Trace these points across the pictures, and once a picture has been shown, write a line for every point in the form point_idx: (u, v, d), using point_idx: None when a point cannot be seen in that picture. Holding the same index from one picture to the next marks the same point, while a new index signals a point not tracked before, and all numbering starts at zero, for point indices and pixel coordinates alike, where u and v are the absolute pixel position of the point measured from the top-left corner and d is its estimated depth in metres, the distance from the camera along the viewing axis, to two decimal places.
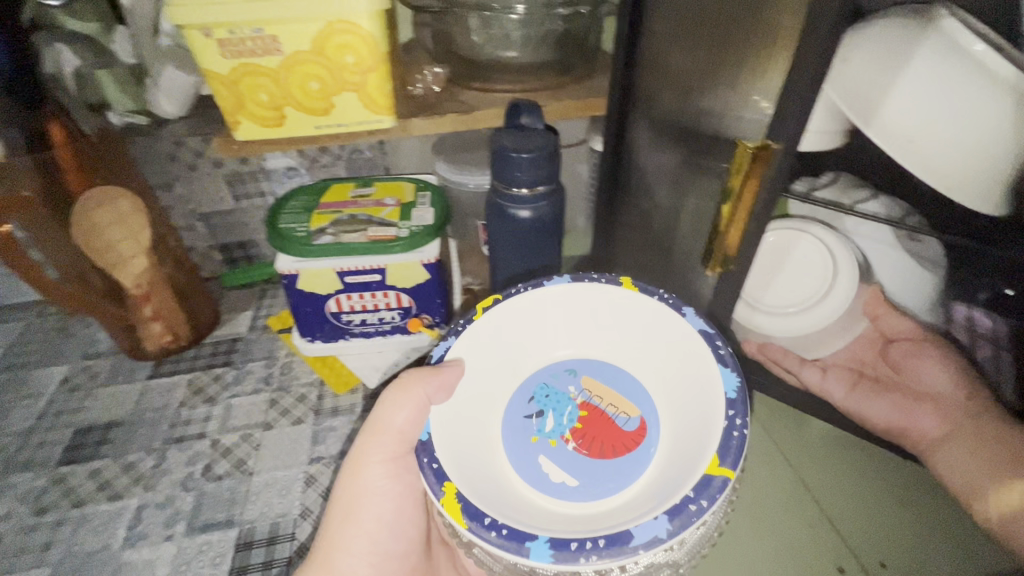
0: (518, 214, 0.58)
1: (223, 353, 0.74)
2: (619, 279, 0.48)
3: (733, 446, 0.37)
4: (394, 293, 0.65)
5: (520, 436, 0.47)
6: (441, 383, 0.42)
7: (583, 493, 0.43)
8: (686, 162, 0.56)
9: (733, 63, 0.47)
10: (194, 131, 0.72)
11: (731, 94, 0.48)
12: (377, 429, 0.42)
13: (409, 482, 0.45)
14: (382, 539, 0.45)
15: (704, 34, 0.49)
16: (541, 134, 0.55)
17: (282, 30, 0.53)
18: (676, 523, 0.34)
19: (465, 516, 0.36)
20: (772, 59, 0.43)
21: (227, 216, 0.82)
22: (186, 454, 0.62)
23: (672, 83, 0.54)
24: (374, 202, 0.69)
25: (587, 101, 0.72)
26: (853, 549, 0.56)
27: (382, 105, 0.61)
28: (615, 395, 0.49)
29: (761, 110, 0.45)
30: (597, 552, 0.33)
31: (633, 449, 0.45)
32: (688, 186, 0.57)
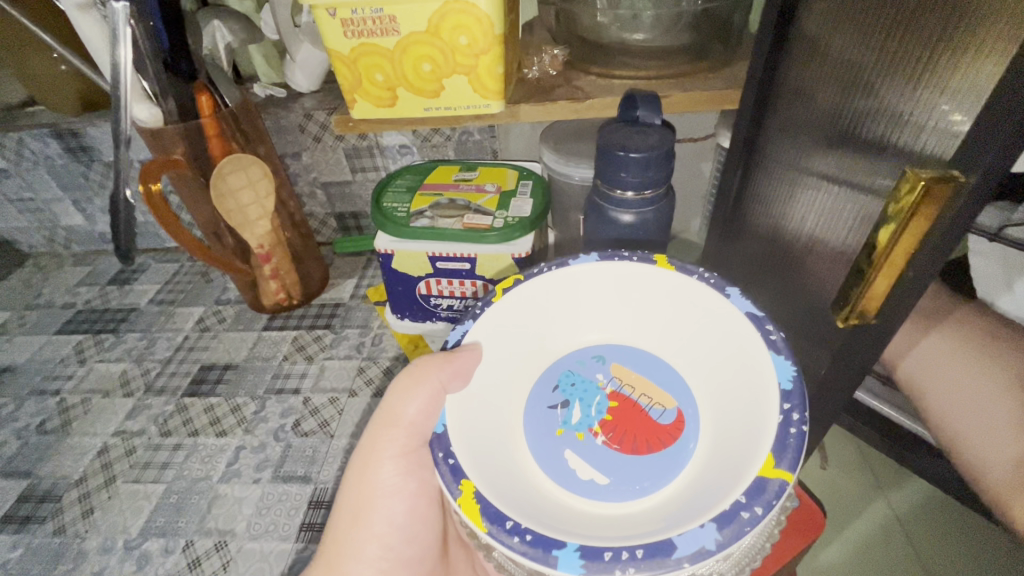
0: (619, 218, 0.53)
1: (325, 316, 0.80)
2: (652, 258, 0.44)
3: (790, 445, 0.33)
4: (482, 283, 0.64)
5: (542, 427, 0.42)
6: (456, 370, 0.38)
7: (616, 492, 0.38)
8: (830, 175, 0.47)
9: (916, 58, 0.37)
10: (322, 105, 0.77)
11: (903, 98, 0.39)
12: (388, 423, 0.40)
13: (423, 479, 0.43)
14: (393, 539, 0.43)
15: (881, 19, 0.39)
16: (657, 132, 0.49)
17: (400, 11, 0.53)
18: (726, 532, 0.30)
19: (485, 519, 0.32)
20: (972, 53, 0.33)
21: (344, 187, 0.87)
22: (281, 406, 0.67)
23: (828, 76, 0.45)
24: (475, 187, 0.68)
25: (722, 93, 0.63)
26: None
27: (491, 90, 0.59)
28: (649, 385, 0.44)
29: (947, 127, 0.35)
30: (634, 563, 0.30)
31: (669, 446, 0.40)
32: (826, 204, 0.48)
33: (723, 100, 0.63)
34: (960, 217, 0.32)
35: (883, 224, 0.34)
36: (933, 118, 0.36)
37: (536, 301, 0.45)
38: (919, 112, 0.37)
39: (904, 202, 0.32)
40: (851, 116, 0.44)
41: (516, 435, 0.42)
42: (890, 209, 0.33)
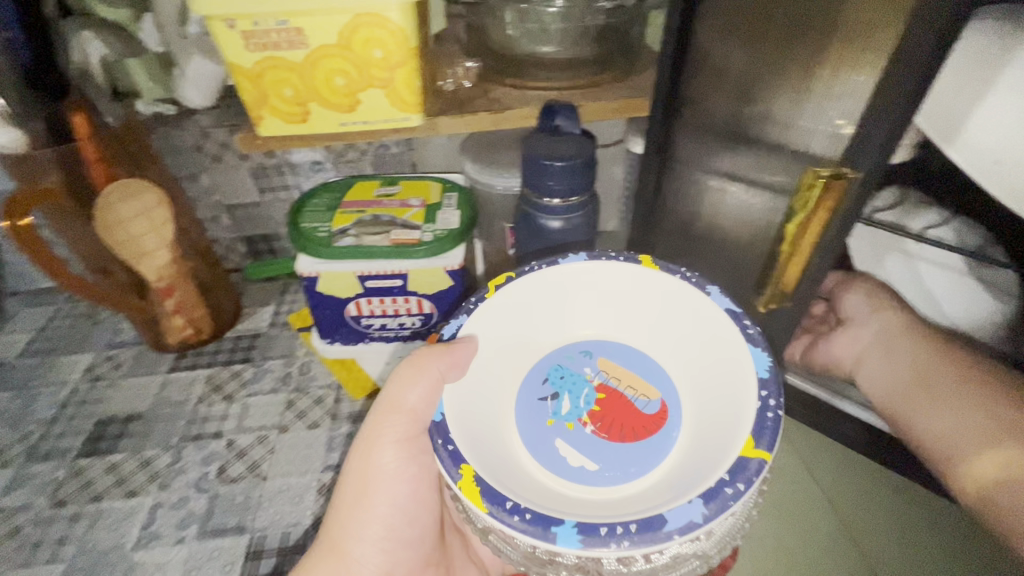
0: (548, 225, 0.54)
1: (243, 349, 0.74)
2: (638, 258, 0.44)
3: (768, 429, 0.34)
4: (415, 299, 0.63)
5: (532, 420, 0.42)
6: (454, 360, 0.38)
7: (605, 478, 0.39)
8: (737, 175, 0.54)
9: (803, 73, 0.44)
10: (220, 122, 0.72)
11: (789, 107, 0.46)
12: (390, 408, 0.40)
13: (425, 464, 0.43)
14: (395, 521, 0.43)
15: (772, 42, 0.45)
16: (579, 140, 0.51)
17: (307, 23, 0.51)
18: (712, 507, 0.32)
19: (486, 501, 0.32)
20: (842, 62, 0.41)
21: (252, 209, 0.81)
22: (202, 453, 0.61)
23: (722, 87, 0.50)
24: (399, 202, 0.66)
25: (630, 101, 0.68)
26: (871, 563, 0.58)
27: (410, 103, 0.58)
28: (634, 376, 0.44)
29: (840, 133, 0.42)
30: (629, 537, 0.31)
31: (655, 433, 0.41)
32: (740, 195, 0.55)
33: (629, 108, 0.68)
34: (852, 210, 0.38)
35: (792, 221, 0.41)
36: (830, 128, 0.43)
37: (523, 299, 0.44)
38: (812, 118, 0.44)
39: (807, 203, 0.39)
40: (758, 124, 0.49)
41: (507, 430, 0.41)
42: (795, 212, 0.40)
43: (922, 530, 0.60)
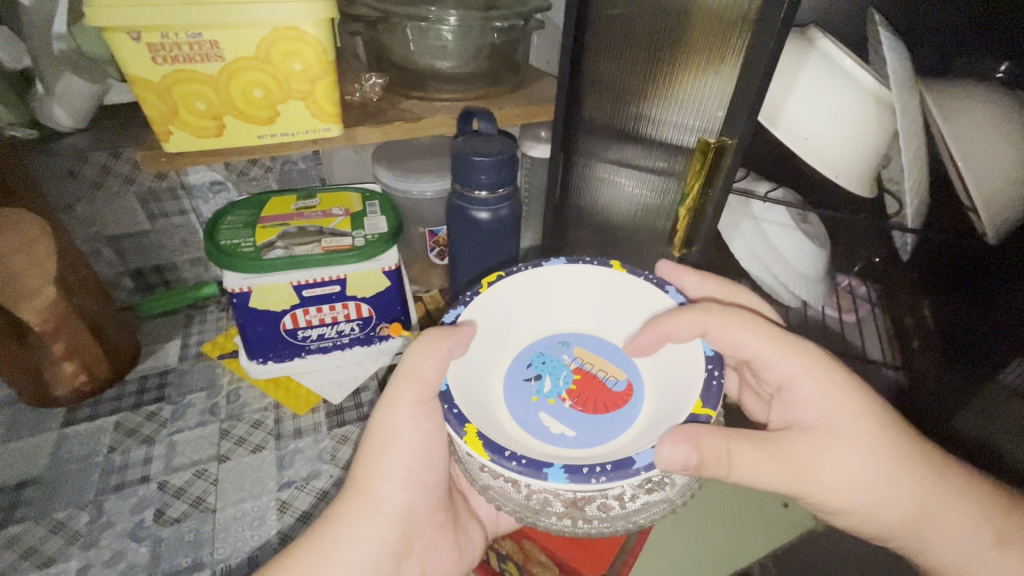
0: (478, 216, 0.60)
1: (153, 388, 0.67)
2: (609, 262, 0.50)
3: (715, 390, 0.40)
4: (354, 303, 0.64)
5: (520, 395, 0.47)
6: (459, 340, 0.43)
7: (581, 442, 0.44)
8: (626, 164, 0.64)
9: (659, 75, 0.55)
10: (99, 145, 0.66)
11: (662, 107, 0.57)
12: (406, 376, 0.44)
13: (438, 422, 0.46)
14: (415, 466, 0.47)
15: (635, 54, 0.56)
16: (499, 139, 0.58)
17: (222, 36, 0.51)
18: (672, 448, 0.36)
19: (488, 450, 0.37)
20: (693, 70, 0.52)
21: (141, 238, 0.75)
22: (129, 502, 0.55)
23: (608, 93, 0.61)
24: (322, 212, 0.67)
25: (527, 109, 0.77)
26: None
27: (330, 114, 0.59)
28: (604, 361, 0.50)
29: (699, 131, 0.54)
30: (605, 473, 0.36)
31: (622, 406, 0.46)
32: (628, 181, 0.65)
33: (526, 115, 0.77)
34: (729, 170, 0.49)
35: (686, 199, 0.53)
36: (690, 125, 0.55)
37: (513, 294, 0.50)
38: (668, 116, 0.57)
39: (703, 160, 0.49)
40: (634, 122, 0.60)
41: (500, 412, 0.45)
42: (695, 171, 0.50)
43: None
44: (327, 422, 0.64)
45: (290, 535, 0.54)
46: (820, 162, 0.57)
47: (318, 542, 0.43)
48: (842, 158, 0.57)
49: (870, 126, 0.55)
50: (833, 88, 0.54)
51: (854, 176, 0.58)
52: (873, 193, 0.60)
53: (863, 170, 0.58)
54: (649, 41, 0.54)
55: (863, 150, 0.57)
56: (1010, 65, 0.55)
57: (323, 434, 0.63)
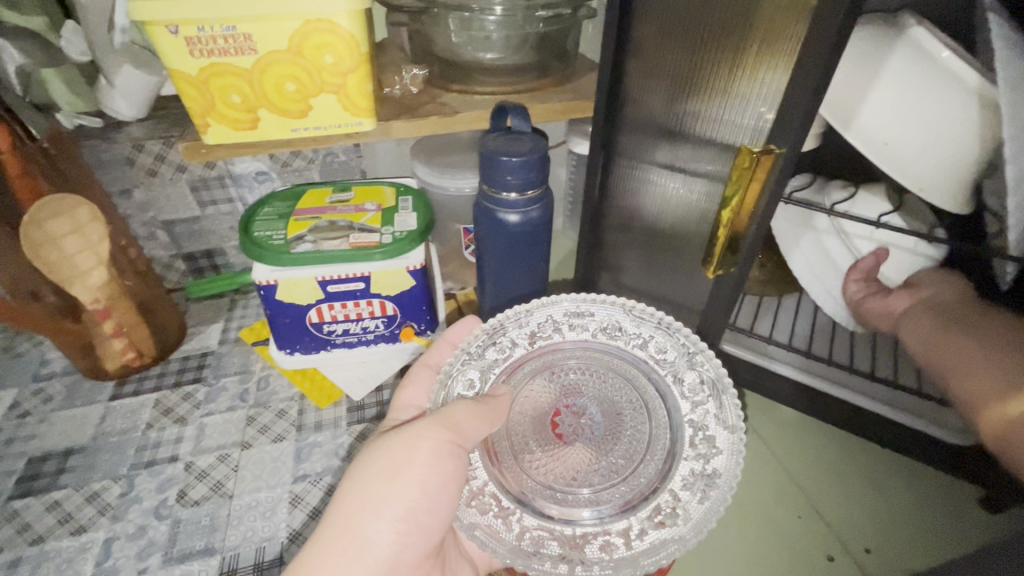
0: (505, 219, 0.56)
1: (192, 369, 0.70)
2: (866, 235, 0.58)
3: None
4: (378, 302, 0.63)
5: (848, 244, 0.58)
6: (497, 407, 0.44)
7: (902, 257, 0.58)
8: (677, 166, 0.56)
9: (721, 66, 0.47)
10: (155, 134, 0.69)
11: (701, 104, 0.50)
12: (435, 421, 0.41)
13: (450, 473, 0.41)
14: (417, 508, 0.41)
15: (678, 46, 0.50)
16: (531, 138, 0.55)
17: (255, 30, 0.51)
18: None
19: None
20: (738, 70, 0.46)
21: (192, 223, 0.78)
22: (158, 480, 0.58)
23: (655, 88, 0.54)
24: (354, 206, 0.67)
25: (572, 103, 0.72)
26: (839, 536, 0.55)
27: (361, 107, 0.58)
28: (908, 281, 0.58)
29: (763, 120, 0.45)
30: None
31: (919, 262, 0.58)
32: (676, 185, 0.57)
33: (572, 110, 0.72)
34: (780, 178, 0.43)
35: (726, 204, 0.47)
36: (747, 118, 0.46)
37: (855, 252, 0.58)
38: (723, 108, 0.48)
39: (743, 173, 0.44)
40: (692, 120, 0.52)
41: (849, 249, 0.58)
42: (735, 180, 0.45)
43: (872, 486, 0.59)
44: (346, 418, 0.64)
45: (298, 530, 0.54)
46: (902, 172, 0.50)
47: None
48: (930, 167, 0.49)
49: (974, 130, 0.46)
50: (926, 89, 0.46)
51: (945, 189, 0.49)
52: (966, 208, 0.51)
53: (956, 183, 0.49)
54: (690, 33, 0.48)
55: (955, 158, 0.47)
56: None
57: (341, 430, 0.63)
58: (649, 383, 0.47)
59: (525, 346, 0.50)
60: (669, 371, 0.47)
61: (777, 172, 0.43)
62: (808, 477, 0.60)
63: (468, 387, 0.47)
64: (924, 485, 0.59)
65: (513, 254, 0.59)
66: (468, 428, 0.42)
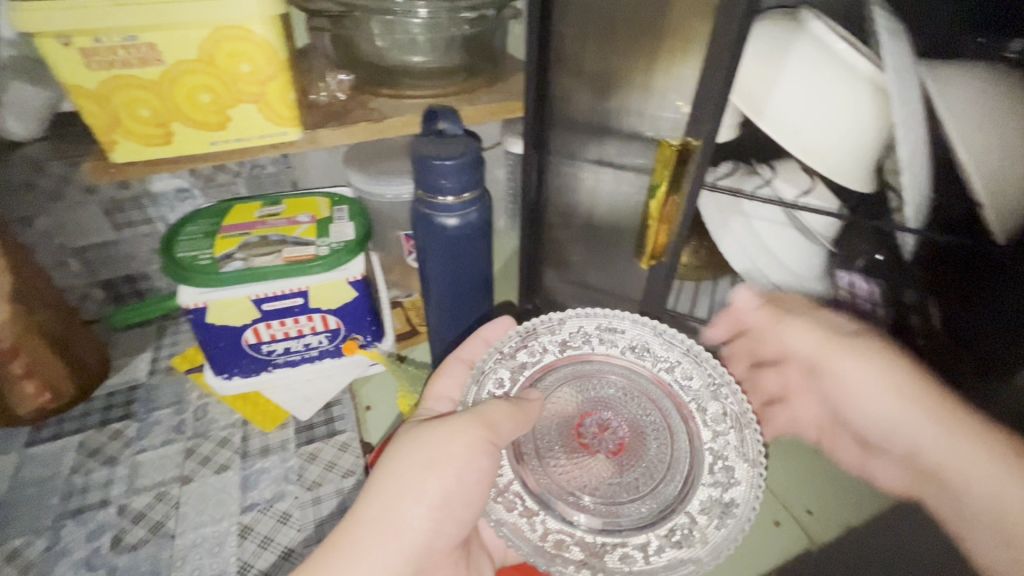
0: (444, 223, 0.56)
1: (120, 405, 0.65)
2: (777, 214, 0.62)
3: None
4: (320, 316, 0.61)
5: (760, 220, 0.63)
6: (530, 410, 0.44)
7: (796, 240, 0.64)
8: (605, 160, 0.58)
9: (646, 63, 0.50)
10: (56, 155, 0.63)
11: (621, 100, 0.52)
12: (473, 417, 0.42)
13: (485, 468, 0.41)
14: (451, 499, 0.41)
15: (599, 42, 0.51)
16: (463, 139, 0.54)
17: (160, 38, 0.48)
18: None
19: None
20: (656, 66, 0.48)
21: (109, 248, 0.72)
22: (88, 528, 0.54)
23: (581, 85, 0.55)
24: (286, 219, 0.64)
25: (505, 103, 0.72)
26: (785, 503, 0.61)
27: (285, 116, 0.56)
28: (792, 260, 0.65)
29: (681, 111, 0.49)
30: None
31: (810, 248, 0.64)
32: (608, 180, 0.60)
33: (505, 110, 0.72)
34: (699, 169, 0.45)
35: (654, 196, 0.49)
36: (673, 108, 0.51)
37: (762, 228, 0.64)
38: (653, 97, 0.51)
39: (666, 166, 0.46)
40: (622, 112, 0.55)
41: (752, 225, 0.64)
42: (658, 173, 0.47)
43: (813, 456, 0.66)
44: (295, 439, 0.62)
45: (249, 562, 0.51)
46: (811, 157, 0.53)
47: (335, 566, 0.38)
48: (835, 150, 0.52)
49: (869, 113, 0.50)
50: (827, 78, 0.50)
51: (849, 170, 0.53)
52: (870, 186, 0.55)
53: (859, 163, 0.53)
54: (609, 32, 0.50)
55: (856, 140, 0.51)
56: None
57: (290, 453, 0.60)
58: (674, 408, 0.47)
59: (553, 354, 0.49)
60: (692, 399, 0.46)
61: (696, 165, 0.45)
62: None
63: (499, 386, 0.47)
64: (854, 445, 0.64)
65: (455, 259, 0.59)
66: (506, 429, 0.42)
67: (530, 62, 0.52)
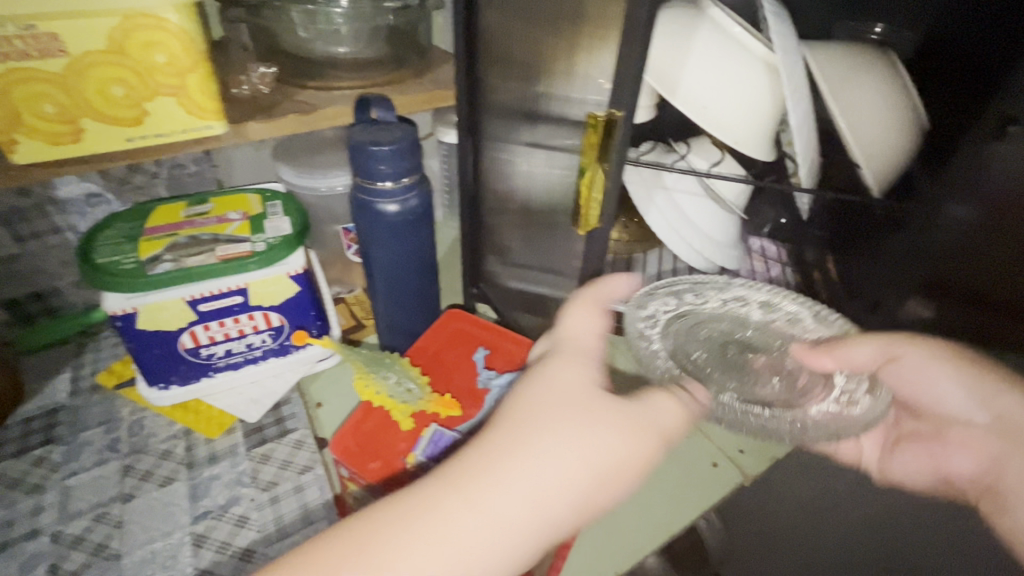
0: (384, 209, 0.56)
1: (40, 430, 0.60)
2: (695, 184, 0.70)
3: None
4: (261, 314, 0.59)
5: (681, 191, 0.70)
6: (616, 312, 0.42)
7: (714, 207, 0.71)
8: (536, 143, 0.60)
9: (567, 44, 0.51)
10: None
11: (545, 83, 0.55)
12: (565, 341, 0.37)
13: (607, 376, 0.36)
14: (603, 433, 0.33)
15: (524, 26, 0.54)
16: (397, 126, 0.55)
17: (64, 28, 0.46)
18: None
19: None
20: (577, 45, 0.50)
21: (10, 263, 0.66)
22: (18, 561, 0.49)
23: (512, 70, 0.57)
24: (216, 218, 0.62)
25: (435, 92, 0.73)
26: None
27: (208, 109, 0.54)
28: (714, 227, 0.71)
29: (602, 90, 0.49)
30: None
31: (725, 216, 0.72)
32: (541, 163, 0.61)
33: (435, 100, 0.74)
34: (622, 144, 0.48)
35: (585, 173, 0.51)
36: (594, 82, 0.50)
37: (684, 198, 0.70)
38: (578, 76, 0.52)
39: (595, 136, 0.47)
40: (548, 94, 0.56)
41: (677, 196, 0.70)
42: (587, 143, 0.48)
43: None
44: (244, 443, 0.60)
45: (207, 569, 0.50)
46: (720, 131, 0.58)
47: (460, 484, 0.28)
48: (740, 123, 0.58)
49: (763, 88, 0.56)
50: (728, 59, 0.56)
51: (753, 142, 0.59)
52: (772, 154, 0.61)
53: (761, 134, 0.59)
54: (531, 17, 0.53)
55: (756, 113, 0.57)
56: (884, 23, 0.61)
57: (241, 457, 0.59)
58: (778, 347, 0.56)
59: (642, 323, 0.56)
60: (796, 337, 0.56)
61: (621, 138, 0.47)
62: None
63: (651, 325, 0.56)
64: None
65: (397, 244, 0.59)
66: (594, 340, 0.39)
67: (462, 47, 0.57)
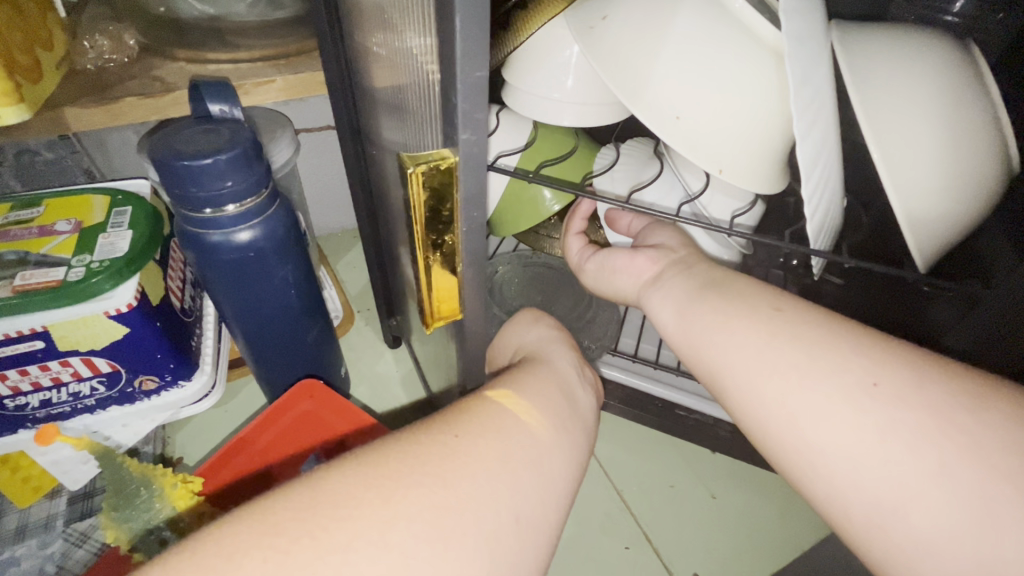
0: (215, 236, 0.41)
1: None
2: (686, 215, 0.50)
3: None
4: (79, 360, 0.47)
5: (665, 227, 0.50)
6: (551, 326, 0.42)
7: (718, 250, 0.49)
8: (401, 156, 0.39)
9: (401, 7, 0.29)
10: None
11: (402, 67, 0.32)
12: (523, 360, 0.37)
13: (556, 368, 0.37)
14: (564, 416, 0.32)
15: None
16: (234, 126, 0.39)
17: None
18: None
19: None
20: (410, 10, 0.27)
21: None
22: None
23: (376, 48, 0.37)
24: (38, 229, 0.48)
25: None
26: None
27: None
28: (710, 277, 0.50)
29: (432, 82, 0.26)
30: None
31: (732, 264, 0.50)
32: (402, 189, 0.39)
33: None
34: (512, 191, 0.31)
35: (442, 228, 0.29)
36: (418, 62, 0.28)
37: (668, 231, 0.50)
38: (403, 47, 0.30)
39: (429, 195, 0.27)
40: (395, 84, 0.35)
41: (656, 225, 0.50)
42: (416, 203, 0.28)
43: None
44: (65, 514, 0.50)
45: None
46: (697, 152, 0.39)
47: (468, 431, 0.28)
48: (730, 144, 0.39)
49: (765, 97, 0.38)
50: (722, 49, 0.37)
51: (749, 169, 0.39)
52: (779, 185, 0.42)
53: (765, 162, 0.40)
54: None
55: (757, 131, 0.39)
56: None
57: (53, 534, 0.48)
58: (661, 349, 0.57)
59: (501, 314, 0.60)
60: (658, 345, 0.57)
61: (463, 183, 0.26)
62: (641, 500, 0.54)
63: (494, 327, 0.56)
64: (749, 486, 0.55)
65: (250, 283, 0.44)
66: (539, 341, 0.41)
67: (327, 19, 0.41)
